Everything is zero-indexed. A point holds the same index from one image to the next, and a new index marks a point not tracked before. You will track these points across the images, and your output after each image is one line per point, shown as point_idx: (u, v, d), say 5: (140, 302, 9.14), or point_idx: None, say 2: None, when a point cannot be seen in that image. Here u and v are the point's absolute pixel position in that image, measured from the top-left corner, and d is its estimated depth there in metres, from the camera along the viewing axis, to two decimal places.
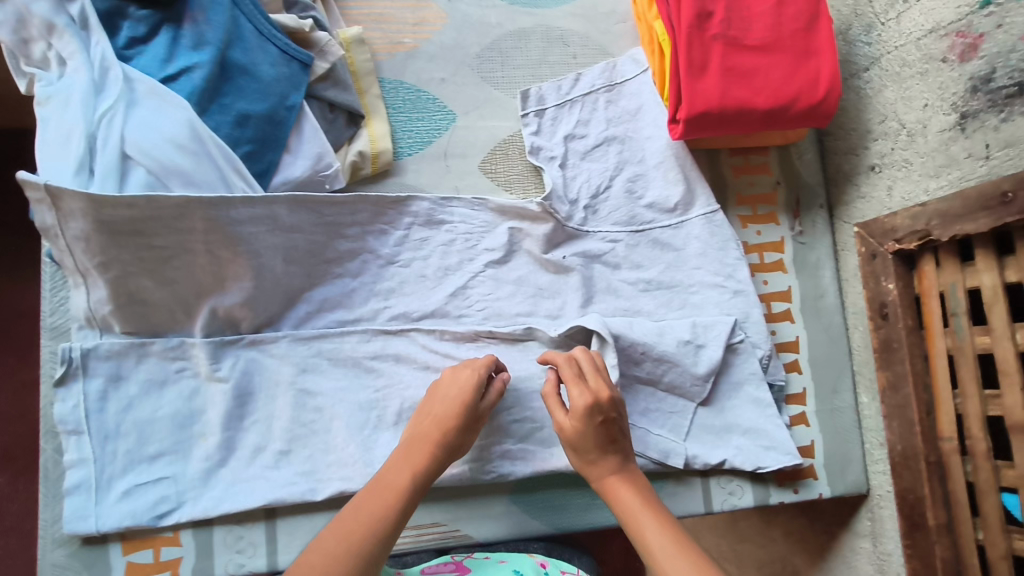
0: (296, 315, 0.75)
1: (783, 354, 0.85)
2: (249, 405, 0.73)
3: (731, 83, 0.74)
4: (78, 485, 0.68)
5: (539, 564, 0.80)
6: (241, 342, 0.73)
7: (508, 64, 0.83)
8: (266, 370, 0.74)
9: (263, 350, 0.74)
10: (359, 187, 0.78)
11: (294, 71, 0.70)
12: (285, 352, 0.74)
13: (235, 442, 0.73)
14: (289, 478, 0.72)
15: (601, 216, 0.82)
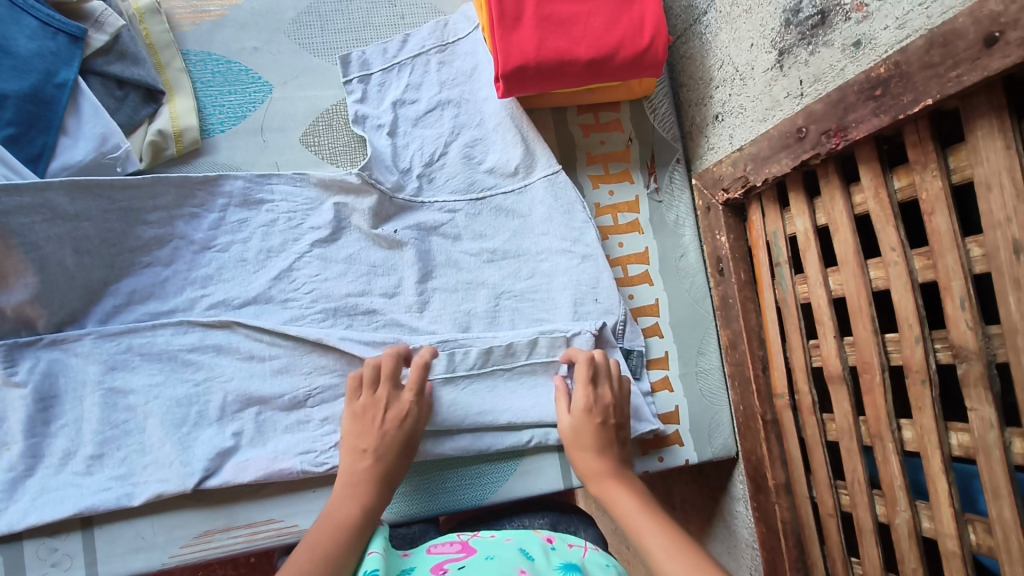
0: (102, 309, 0.66)
1: (642, 319, 0.80)
2: (55, 409, 0.63)
3: (548, 33, 0.69)
4: None
5: (545, 539, 0.58)
6: (41, 342, 0.64)
7: (327, 29, 0.78)
8: (71, 371, 0.64)
9: (67, 349, 0.64)
10: (165, 169, 0.72)
11: (59, 46, 0.65)
12: (90, 350, 0.65)
13: (43, 448, 0.62)
14: (102, 484, 0.62)
15: (438, 182, 0.76)
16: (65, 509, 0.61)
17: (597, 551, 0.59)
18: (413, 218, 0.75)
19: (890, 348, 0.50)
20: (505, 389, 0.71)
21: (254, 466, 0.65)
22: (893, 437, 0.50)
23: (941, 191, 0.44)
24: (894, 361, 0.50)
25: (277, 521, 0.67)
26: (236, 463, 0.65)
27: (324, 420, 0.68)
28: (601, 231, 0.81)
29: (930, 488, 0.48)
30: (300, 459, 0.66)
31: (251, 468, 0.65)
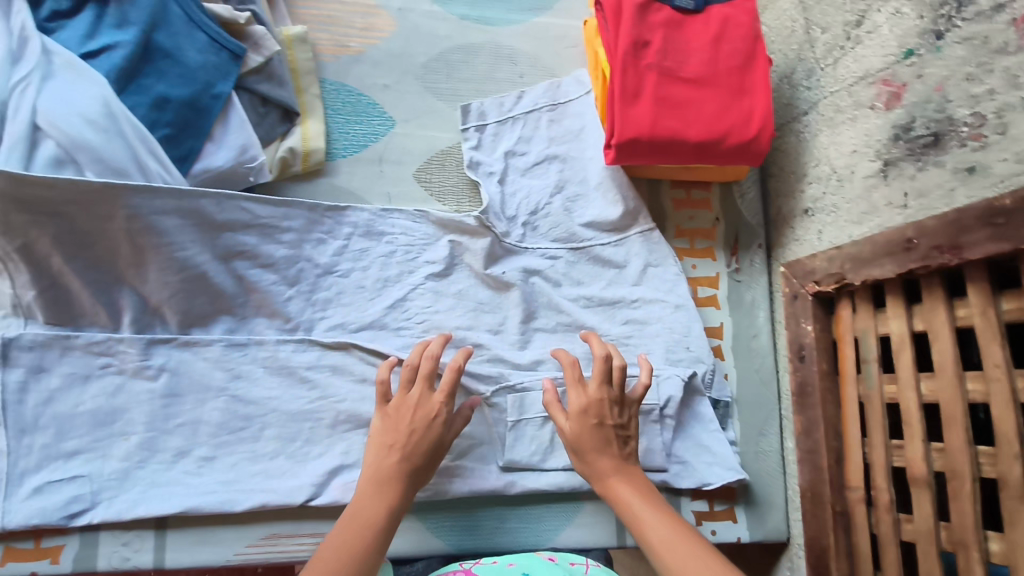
0: (227, 321, 0.73)
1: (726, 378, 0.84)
2: (176, 407, 0.70)
3: (663, 112, 0.74)
4: None
5: (547, 558, 0.68)
6: (173, 342, 0.71)
7: (453, 77, 0.84)
8: (195, 372, 0.71)
9: (196, 351, 0.71)
10: (288, 184, 0.77)
11: (221, 61, 0.69)
12: (218, 356, 0.72)
13: (158, 443, 0.70)
14: (209, 487, 0.69)
15: (539, 231, 0.82)
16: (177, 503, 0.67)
17: (596, 567, 0.67)
18: (523, 260, 0.81)
19: (982, 460, 0.52)
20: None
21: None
22: (979, 547, 0.52)
23: None
24: (986, 474, 0.52)
25: None
26: (342, 483, 0.72)
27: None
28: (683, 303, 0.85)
29: None
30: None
31: None
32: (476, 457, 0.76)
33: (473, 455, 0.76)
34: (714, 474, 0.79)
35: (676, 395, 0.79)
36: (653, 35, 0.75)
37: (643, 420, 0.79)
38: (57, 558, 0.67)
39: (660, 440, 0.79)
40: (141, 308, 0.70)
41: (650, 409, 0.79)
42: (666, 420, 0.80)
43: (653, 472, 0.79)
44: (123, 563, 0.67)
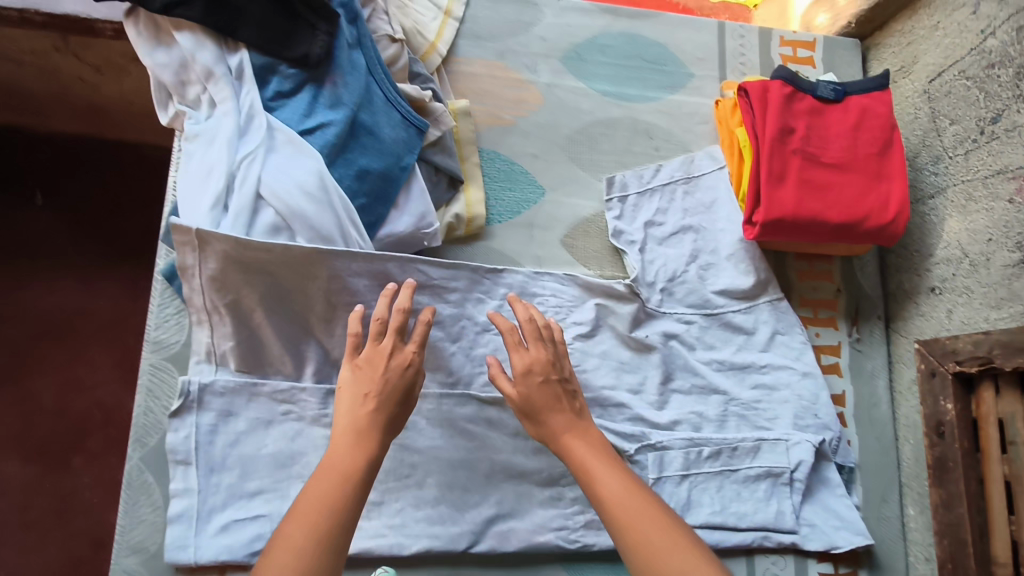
0: None
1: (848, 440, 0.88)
2: None
3: (808, 195, 0.79)
4: (180, 514, 0.72)
5: None
6: None
7: (596, 149, 0.90)
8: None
9: None
10: (451, 246, 0.83)
11: (410, 136, 0.76)
12: None
13: None
14: (377, 530, 0.75)
15: (675, 298, 0.87)
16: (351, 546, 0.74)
17: None
18: (662, 324, 0.86)
19: None
20: (730, 489, 0.83)
21: (517, 536, 0.77)
22: None
23: None
24: None
25: None
26: (499, 532, 0.77)
27: (574, 498, 0.80)
28: None
29: None
30: (555, 535, 0.78)
31: (514, 538, 0.77)
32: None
33: None
34: (840, 537, 0.82)
35: (807, 459, 0.83)
36: (798, 123, 0.81)
37: (773, 482, 0.83)
38: None
39: (789, 503, 0.83)
40: (322, 359, 0.76)
41: (780, 472, 0.83)
42: (796, 483, 0.83)
43: (783, 534, 0.82)
44: None
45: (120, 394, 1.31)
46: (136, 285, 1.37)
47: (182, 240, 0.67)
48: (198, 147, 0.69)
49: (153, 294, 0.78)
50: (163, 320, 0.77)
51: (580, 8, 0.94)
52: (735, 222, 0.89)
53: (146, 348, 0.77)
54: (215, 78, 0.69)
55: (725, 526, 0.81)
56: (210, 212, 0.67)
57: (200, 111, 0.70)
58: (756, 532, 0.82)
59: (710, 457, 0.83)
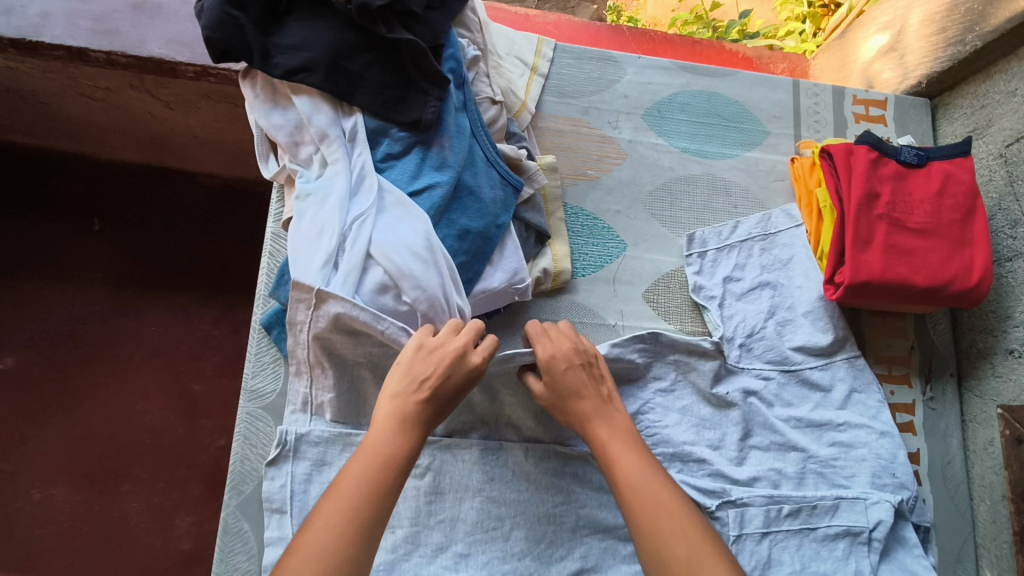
0: (482, 429, 0.83)
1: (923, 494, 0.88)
2: (438, 503, 0.77)
3: (893, 260, 0.81)
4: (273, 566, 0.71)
5: None
6: (438, 443, 0.80)
7: (676, 206, 0.93)
8: (455, 473, 0.79)
9: (455, 453, 0.80)
10: (539, 299, 0.86)
11: (507, 195, 0.78)
12: (475, 458, 0.80)
13: (420, 537, 0.75)
14: None
15: (753, 354, 0.88)
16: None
17: None
18: (743, 383, 0.87)
19: None
20: (809, 548, 0.80)
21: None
22: None
23: None
24: None
25: None
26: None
27: None
28: None
29: None
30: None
31: None
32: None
33: None
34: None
35: (886, 518, 0.81)
36: (883, 188, 0.83)
37: (851, 541, 0.81)
38: None
39: (867, 561, 0.80)
40: None
41: (858, 531, 0.81)
42: (875, 542, 0.81)
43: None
44: None
45: (173, 423, 1.35)
46: (195, 316, 1.43)
47: (297, 298, 0.70)
48: (311, 206, 0.71)
49: (250, 343, 0.80)
50: (260, 367, 0.79)
51: (661, 66, 0.97)
52: (813, 279, 0.89)
53: (243, 397, 0.78)
54: (329, 140, 0.71)
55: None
56: (322, 269, 0.69)
57: (311, 170, 0.73)
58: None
59: (789, 514, 0.81)
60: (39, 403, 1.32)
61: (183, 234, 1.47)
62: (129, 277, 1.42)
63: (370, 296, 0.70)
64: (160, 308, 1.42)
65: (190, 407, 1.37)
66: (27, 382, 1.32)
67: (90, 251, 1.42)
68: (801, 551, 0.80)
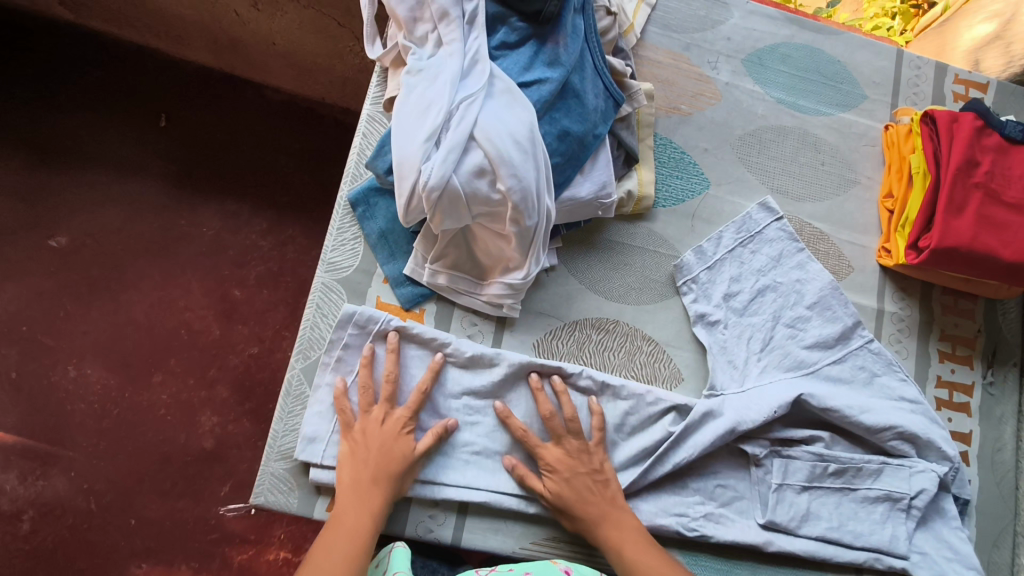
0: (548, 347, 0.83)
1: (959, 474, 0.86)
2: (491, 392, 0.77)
3: (984, 230, 0.80)
4: (313, 437, 0.72)
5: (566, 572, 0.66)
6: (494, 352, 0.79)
7: (764, 154, 0.92)
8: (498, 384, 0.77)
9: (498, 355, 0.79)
10: (617, 222, 0.86)
11: (608, 107, 0.79)
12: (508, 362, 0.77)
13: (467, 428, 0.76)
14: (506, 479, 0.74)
15: (772, 367, 0.81)
16: (483, 490, 0.73)
17: None
18: (791, 391, 0.78)
19: None
20: (847, 508, 0.78)
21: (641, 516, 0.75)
22: None
23: None
24: None
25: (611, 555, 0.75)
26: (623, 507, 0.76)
27: (696, 489, 0.77)
28: (937, 401, 0.88)
29: None
30: (676, 520, 0.75)
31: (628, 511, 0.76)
32: (736, 510, 0.78)
33: (733, 506, 0.78)
34: (954, 572, 0.77)
35: (930, 488, 0.77)
36: (983, 158, 0.82)
37: (890, 506, 0.78)
38: None
39: (904, 529, 0.77)
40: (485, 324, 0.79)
41: (899, 497, 0.77)
42: (913, 510, 0.77)
43: (893, 558, 0.77)
44: (428, 534, 0.73)
45: (213, 321, 1.30)
46: (238, 217, 1.36)
47: (407, 167, 0.70)
48: (421, 81, 0.72)
49: (334, 217, 0.80)
50: (339, 243, 0.79)
51: (767, 15, 0.97)
52: (808, 269, 0.86)
53: (321, 268, 0.79)
54: (448, 19, 0.72)
55: (840, 542, 0.77)
56: (424, 141, 0.70)
57: (424, 49, 0.74)
58: (868, 552, 0.77)
59: (834, 473, 0.78)
60: (79, 279, 1.28)
61: (246, 142, 1.39)
62: (186, 176, 1.36)
63: (465, 177, 0.70)
64: (214, 210, 1.36)
65: (226, 306, 1.32)
66: (69, 260, 1.28)
67: (151, 143, 1.36)
68: (840, 510, 0.78)
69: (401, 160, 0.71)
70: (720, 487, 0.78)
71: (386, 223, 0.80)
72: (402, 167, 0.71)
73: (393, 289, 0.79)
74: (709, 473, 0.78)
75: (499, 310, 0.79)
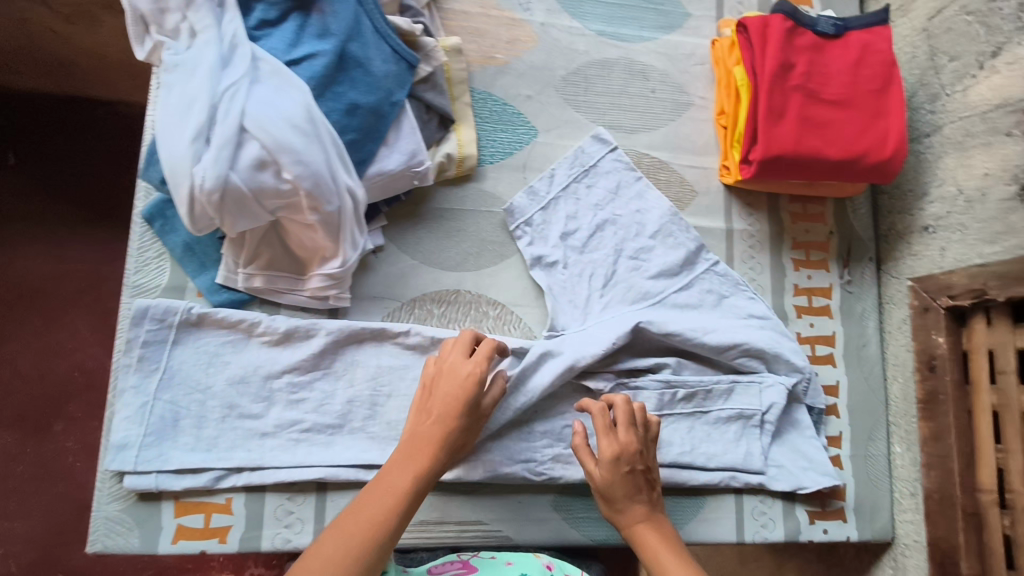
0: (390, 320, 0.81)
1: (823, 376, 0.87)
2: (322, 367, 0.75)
3: (807, 133, 0.78)
4: (123, 443, 0.69)
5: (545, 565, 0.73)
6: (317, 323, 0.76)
7: (590, 90, 0.88)
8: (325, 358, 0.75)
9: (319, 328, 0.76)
10: (441, 187, 0.82)
11: (401, 71, 0.74)
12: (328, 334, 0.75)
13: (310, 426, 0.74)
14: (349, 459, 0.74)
15: (616, 302, 0.82)
16: (317, 467, 0.73)
17: None
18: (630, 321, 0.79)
19: None
20: (701, 430, 0.81)
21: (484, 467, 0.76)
22: None
23: None
24: None
25: (484, 524, 0.77)
26: (466, 462, 0.76)
27: (543, 432, 0.78)
28: (796, 309, 0.88)
29: None
30: (522, 466, 0.76)
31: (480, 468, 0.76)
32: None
33: None
34: (809, 479, 0.82)
35: (778, 401, 0.82)
36: (798, 59, 0.79)
37: (743, 424, 0.82)
38: (226, 537, 0.71)
39: (759, 444, 0.82)
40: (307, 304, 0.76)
41: (751, 414, 0.82)
42: (767, 425, 0.82)
43: (750, 475, 0.82)
44: (285, 545, 0.72)
45: None
46: None
47: (179, 172, 0.65)
48: (179, 78, 0.66)
49: (131, 236, 0.74)
50: (141, 262, 0.74)
51: None
52: (646, 198, 0.85)
53: (124, 292, 0.73)
54: (195, 5, 0.67)
55: (693, 466, 0.80)
56: (192, 142, 0.64)
57: (179, 42, 0.67)
58: (724, 472, 0.81)
59: (684, 398, 0.81)
60: None
61: None
62: None
63: (246, 172, 0.65)
64: None
65: None
66: None
67: None
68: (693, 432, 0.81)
69: (172, 167, 0.65)
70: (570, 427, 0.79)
71: (189, 234, 0.75)
72: (174, 174, 0.65)
73: (207, 300, 0.75)
74: (557, 416, 0.79)
75: (326, 303, 0.76)
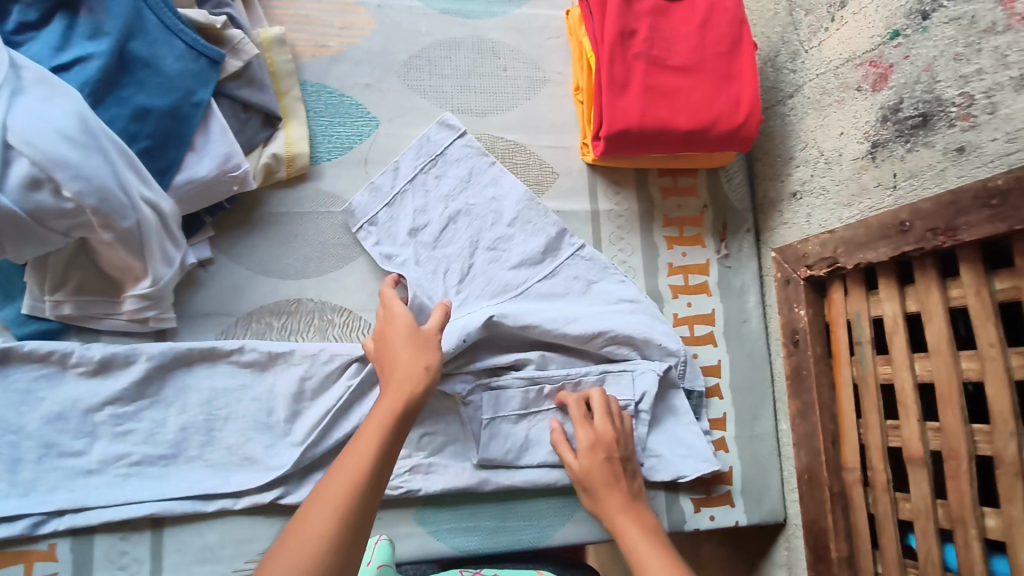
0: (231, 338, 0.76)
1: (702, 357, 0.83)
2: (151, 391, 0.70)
3: (652, 102, 0.73)
4: None
5: None
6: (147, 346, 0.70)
7: (436, 73, 0.83)
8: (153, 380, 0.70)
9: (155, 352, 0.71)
10: (272, 191, 0.77)
11: (202, 68, 0.69)
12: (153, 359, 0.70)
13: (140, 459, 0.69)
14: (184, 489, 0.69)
15: (472, 296, 0.76)
16: (147, 502, 0.68)
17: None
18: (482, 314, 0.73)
19: (930, 434, 0.58)
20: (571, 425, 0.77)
21: None
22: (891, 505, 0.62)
23: (938, 306, 0.57)
24: (932, 447, 0.58)
25: None
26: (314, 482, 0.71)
27: None
28: (672, 289, 0.84)
29: (921, 549, 0.59)
30: None
31: None
32: (449, 455, 0.75)
33: (448, 451, 0.76)
34: (689, 467, 0.77)
35: (651, 388, 0.76)
36: (639, 24, 0.74)
37: None
38: None
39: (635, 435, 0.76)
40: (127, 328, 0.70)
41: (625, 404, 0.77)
42: (642, 414, 0.77)
43: None
44: None
45: None
46: None
47: None
48: None
49: None
50: None
51: None
52: (500, 184, 0.80)
53: None
54: None
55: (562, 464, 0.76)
56: None
57: None
58: None
59: (551, 394, 0.77)
60: None
61: None
62: None
63: (17, 193, 0.57)
64: None
65: None
66: None
67: None
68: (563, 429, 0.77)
69: None
70: (427, 436, 0.75)
71: None
72: None
73: (13, 332, 0.69)
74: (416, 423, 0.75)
75: (148, 325, 0.71)
